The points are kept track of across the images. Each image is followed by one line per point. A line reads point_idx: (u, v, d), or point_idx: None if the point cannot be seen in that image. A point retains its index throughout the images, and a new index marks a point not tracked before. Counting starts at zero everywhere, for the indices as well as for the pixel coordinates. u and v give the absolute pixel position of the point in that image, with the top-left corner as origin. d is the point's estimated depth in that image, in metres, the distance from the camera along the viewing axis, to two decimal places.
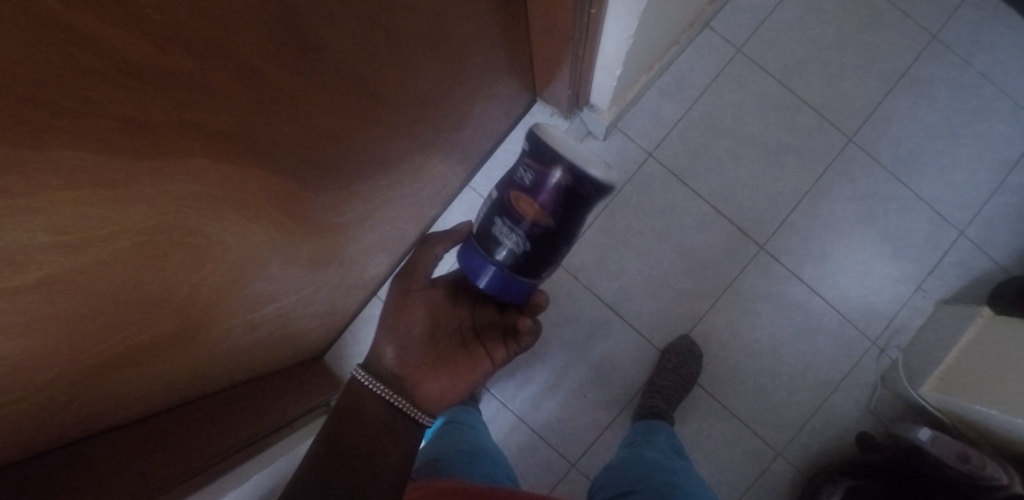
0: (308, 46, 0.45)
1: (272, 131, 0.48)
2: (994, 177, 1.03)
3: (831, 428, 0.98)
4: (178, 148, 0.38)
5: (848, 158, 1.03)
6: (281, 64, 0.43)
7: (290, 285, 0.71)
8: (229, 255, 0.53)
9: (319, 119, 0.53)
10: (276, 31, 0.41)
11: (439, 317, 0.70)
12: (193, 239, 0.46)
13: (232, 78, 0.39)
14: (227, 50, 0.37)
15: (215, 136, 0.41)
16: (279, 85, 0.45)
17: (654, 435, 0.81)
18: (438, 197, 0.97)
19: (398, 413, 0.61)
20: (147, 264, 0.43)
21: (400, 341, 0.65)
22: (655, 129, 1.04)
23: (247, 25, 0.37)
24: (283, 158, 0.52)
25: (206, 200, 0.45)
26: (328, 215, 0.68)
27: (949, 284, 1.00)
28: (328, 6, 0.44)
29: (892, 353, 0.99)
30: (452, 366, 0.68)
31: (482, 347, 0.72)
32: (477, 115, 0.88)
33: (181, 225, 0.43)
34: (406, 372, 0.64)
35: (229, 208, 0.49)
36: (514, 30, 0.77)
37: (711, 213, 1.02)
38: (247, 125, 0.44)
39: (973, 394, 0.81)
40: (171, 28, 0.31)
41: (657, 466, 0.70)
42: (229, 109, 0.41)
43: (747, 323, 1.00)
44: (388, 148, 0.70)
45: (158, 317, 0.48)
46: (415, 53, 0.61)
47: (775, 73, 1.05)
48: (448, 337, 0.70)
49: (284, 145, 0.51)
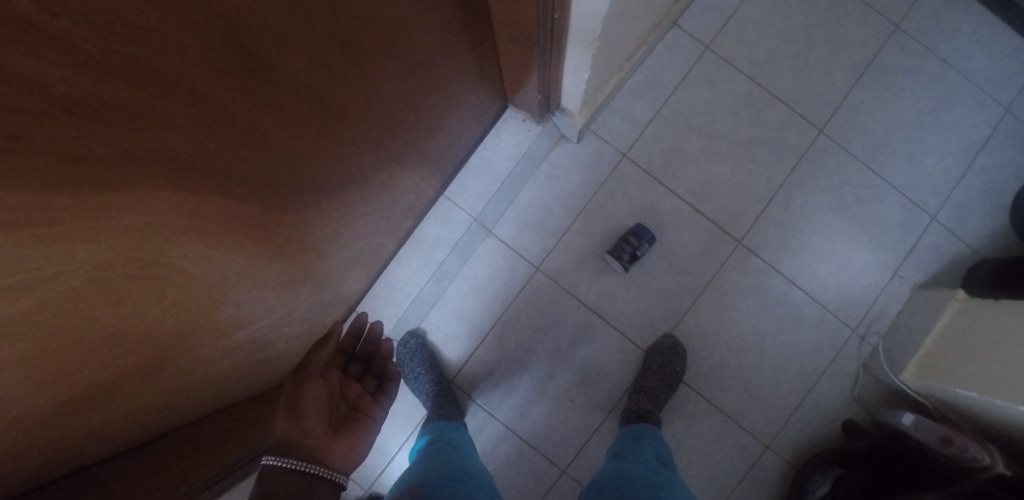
0: (260, 66, 0.44)
1: (228, 156, 0.47)
2: (963, 161, 1.05)
3: (817, 418, 0.99)
4: (124, 179, 0.36)
5: (820, 150, 1.04)
6: (230, 88, 0.42)
7: (259, 308, 0.68)
8: (190, 282, 0.52)
9: (277, 140, 0.52)
10: (223, 55, 0.39)
11: (334, 394, 0.74)
12: (149, 269, 0.45)
13: (179, 105, 0.38)
14: (169, 76, 0.36)
15: (165, 166, 0.40)
16: (230, 110, 0.43)
17: (640, 445, 0.80)
18: (413, 208, 0.95)
19: (314, 478, 0.60)
20: (100, 299, 0.41)
21: (298, 423, 0.66)
22: (628, 130, 1.04)
23: (190, 51, 0.36)
24: (241, 182, 0.51)
25: (161, 228, 0.43)
26: (296, 234, 0.66)
27: (923, 268, 1.02)
28: (277, 27, 0.43)
29: (872, 340, 1.01)
30: (352, 433, 0.72)
31: (370, 408, 0.78)
32: (448, 123, 0.87)
33: (134, 256, 0.42)
34: (315, 443, 0.65)
35: (188, 234, 0.47)
36: (479, 38, 0.76)
37: (687, 210, 1.02)
38: (199, 152, 0.42)
39: (952, 377, 0.82)
40: (107, 61, 0.30)
41: (643, 482, 0.68)
42: (179, 137, 0.39)
43: (729, 319, 1.01)
44: (357, 164, 0.69)
45: (122, 350, 0.46)
46: (375, 66, 0.59)
47: (743, 68, 1.06)
48: (338, 414, 0.73)
49: (244, 167, 0.50)
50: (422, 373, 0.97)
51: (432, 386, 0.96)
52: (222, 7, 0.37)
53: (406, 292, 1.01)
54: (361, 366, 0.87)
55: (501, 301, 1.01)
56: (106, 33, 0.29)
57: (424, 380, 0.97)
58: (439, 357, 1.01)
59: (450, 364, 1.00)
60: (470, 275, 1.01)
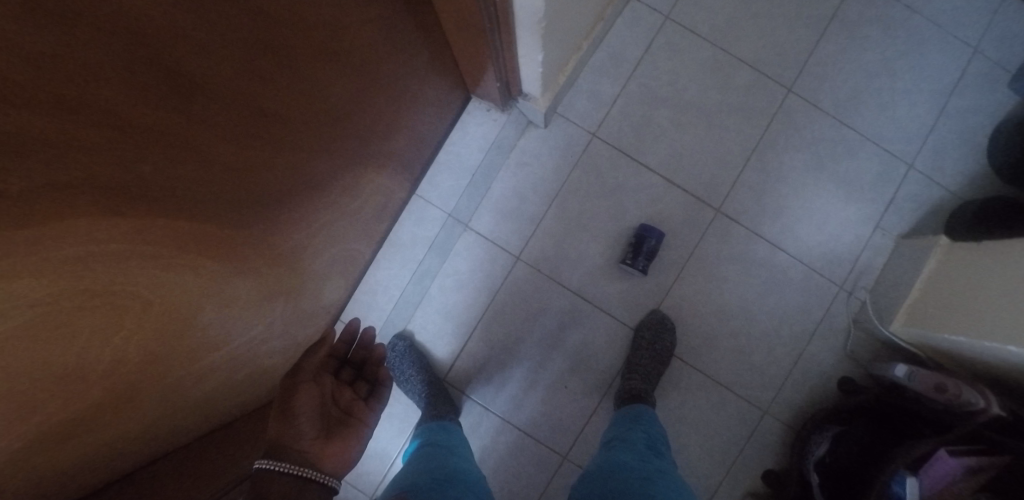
0: (186, 80, 0.43)
1: (168, 177, 0.45)
2: (935, 106, 1.04)
3: (813, 377, 0.98)
4: (56, 209, 0.35)
5: (790, 109, 1.03)
6: (157, 107, 0.41)
7: (234, 326, 0.67)
8: (152, 308, 0.51)
9: (219, 156, 0.50)
10: (141, 74, 0.38)
11: (326, 400, 0.73)
12: (103, 298, 0.44)
13: (105, 131, 0.37)
14: (87, 102, 0.34)
15: (99, 193, 0.38)
16: (162, 130, 0.42)
17: (630, 430, 0.79)
18: (385, 210, 0.94)
19: (307, 483, 0.59)
20: (55, 334, 0.40)
21: (292, 427, 0.64)
22: (595, 109, 1.02)
23: (104, 73, 0.35)
24: (187, 202, 0.49)
25: (106, 255, 0.42)
26: (257, 249, 0.65)
27: (905, 217, 1.01)
28: (194, 38, 0.42)
29: (860, 294, 1.00)
30: (344, 437, 0.70)
31: (360, 415, 0.76)
32: (409, 119, 0.85)
33: (82, 286, 0.41)
34: (307, 445, 0.64)
35: (137, 258, 0.46)
36: (426, 29, 0.75)
37: (663, 184, 1.01)
38: (134, 176, 0.41)
39: (940, 324, 0.82)
40: (16, 91, 0.29)
41: (631, 475, 0.67)
42: (110, 161, 0.38)
43: (715, 289, 1.00)
44: (316, 172, 0.68)
45: (87, 384, 0.45)
46: (314, 69, 0.58)
47: (706, 34, 1.04)
48: (331, 418, 0.72)
49: (189, 186, 0.48)
50: (413, 374, 0.96)
51: (424, 386, 0.95)
52: (128, 22, 0.35)
53: (389, 295, 1.01)
54: (354, 371, 0.86)
55: (485, 295, 1.00)
56: (12, 63, 0.28)
57: (416, 381, 0.96)
58: (429, 356, 1.00)
59: (441, 362, 1.00)
60: (451, 271, 1.01)
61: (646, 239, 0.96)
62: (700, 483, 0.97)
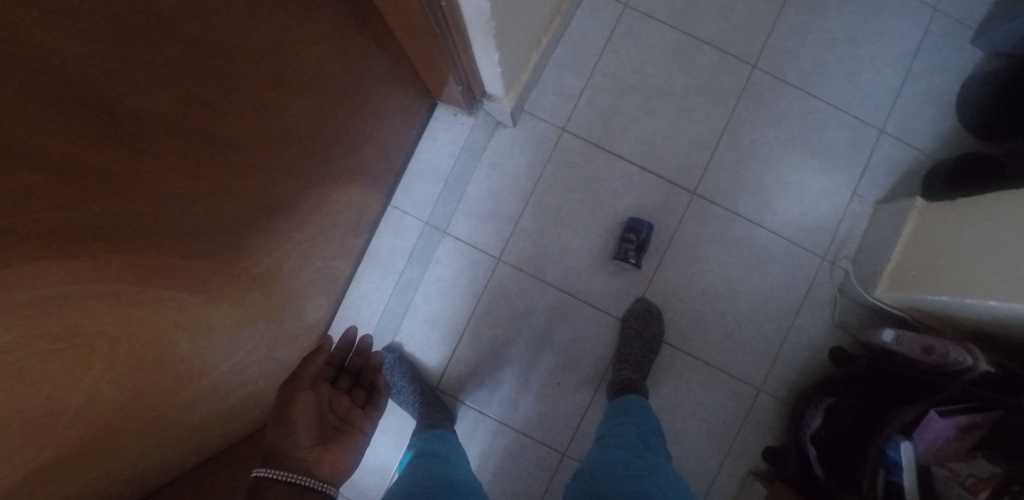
0: (124, 115, 0.40)
1: (122, 214, 0.44)
2: (901, 69, 1.04)
3: (804, 350, 0.98)
4: (17, 260, 0.35)
5: (757, 85, 1.03)
6: (110, 148, 0.40)
7: (215, 354, 0.67)
8: (122, 346, 0.50)
9: (175, 187, 0.49)
10: (92, 117, 0.38)
11: (323, 409, 0.72)
12: (66, 340, 0.43)
13: (56, 177, 0.36)
14: (41, 153, 0.34)
15: (54, 239, 0.38)
16: (115, 169, 0.41)
17: (621, 426, 0.79)
18: (360, 224, 0.94)
19: (306, 490, 0.58)
20: (22, 384, 0.39)
21: (289, 437, 0.64)
22: (562, 103, 1.02)
23: (55, 121, 0.34)
24: (145, 236, 0.48)
25: (63, 298, 0.41)
26: (224, 276, 0.64)
27: (880, 183, 1.01)
28: (143, 75, 0.41)
29: (843, 264, 1.00)
30: (342, 445, 0.69)
31: (356, 424, 0.75)
32: (374, 131, 0.85)
33: (45, 331, 0.40)
34: (304, 454, 0.63)
35: (96, 298, 0.45)
36: (379, 37, 0.75)
37: (637, 172, 1.01)
38: (87, 217, 0.40)
39: (921, 286, 0.82)
40: None
41: (624, 472, 0.67)
42: (61, 206, 0.37)
43: (699, 271, 1.00)
44: (277, 193, 0.67)
45: (61, 427, 0.45)
46: (266, 92, 0.57)
47: (666, 19, 1.04)
48: (327, 426, 0.71)
49: (146, 221, 0.48)
50: (404, 385, 0.96)
51: (416, 396, 0.94)
52: (79, 69, 0.35)
53: (374, 308, 1.00)
54: (351, 379, 0.86)
55: (470, 299, 1.00)
56: None
57: (409, 392, 0.95)
58: (419, 365, 1.00)
59: (431, 371, 0.99)
60: (433, 279, 1.00)
61: (638, 233, 0.96)
62: (700, 466, 0.97)
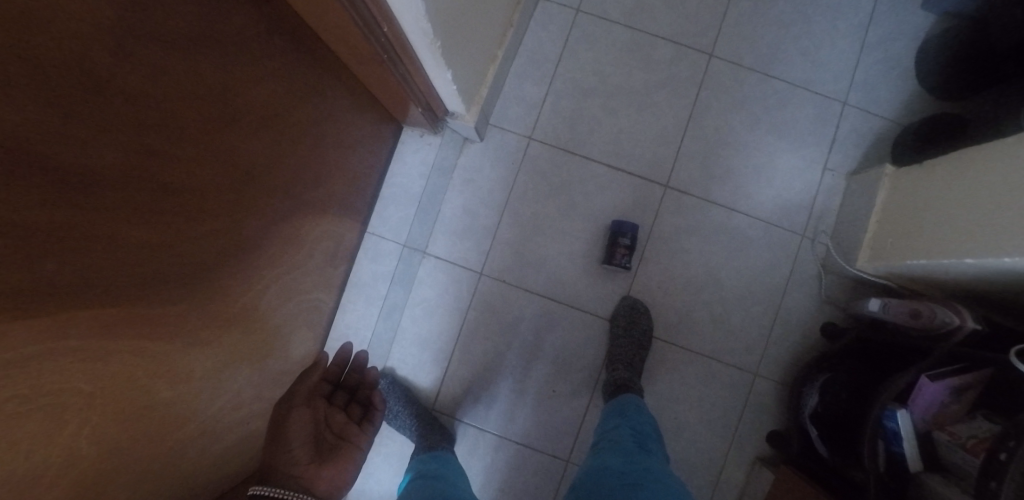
0: (83, 174, 0.41)
1: (84, 268, 0.45)
2: (856, 41, 1.05)
3: (795, 330, 0.98)
4: None
5: (716, 73, 1.04)
6: (69, 204, 0.41)
7: (199, 399, 0.67)
8: (100, 400, 0.50)
9: (138, 236, 0.50)
10: (54, 178, 0.38)
11: (320, 427, 0.72)
12: (40, 399, 0.43)
13: (17, 239, 0.37)
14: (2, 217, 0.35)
15: (16, 299, 0.38)
16: (74, 224, 0.42)
17: (615, 430, 0.79)
18: (337, 254, 0.95)
19: None
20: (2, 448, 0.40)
21: (286, 451, 0.65)
22: (527, 113, 1.03)
23: (19, 187, 0.35)
24: (110, 287, 0.48)
25: (30, 357, 0.41)
26: (201, 320, 0.64)
27: (849, 155, 1.02)
28: (104, 131, 0.42)
29: (823, 239, 1.00)
30: (339, 460, 0.70)
31: (352, 439, 0.76)
32: (339, 160, 0.86)
33: (19, 391, 0.41)
34: (299, 471, 0.63)
35: (68, 355, 0.45)
36: (331, 68, 0.76)
37: (608, 172, 1.02)
38: (48, 275, 0.41)
39: (899, 251, 0.82)
40: None
41: (617, 481, 0.66)
42: (22, 266, 0.38)
43: (680, 262, 1.00)
44: (243, 233, 0.67)
45: (43, 489, 0.45)
46: (226, 133, 0.58)
47: (619, 19, 1.05)
48: (324, 442, 0.71)
49: (110, 273, 0.48)
50: (400, 410, 0.95)
51: (413, 419, 0.94)
52: (41, 135, 0.36)
53: (362, 335, 1.01)
54: (348, 395, 0.87)
55: (457, 316, 1.00)
56: None
57: (405, 416, 0.95)
58: (413, 388, 0.99)
59: (426, 392, 0.99)
60: (418, 300, 1.01)
61: (625, 235, 0.96)
62: (705, 458, 0.96)
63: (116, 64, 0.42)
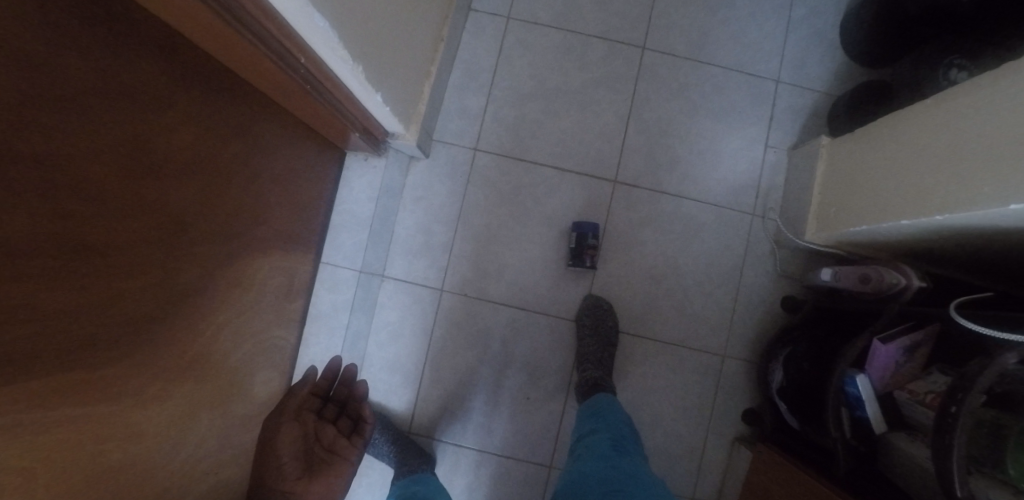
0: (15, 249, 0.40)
1: (30, 344, 0.44)
2: (780, 20, 1.08)
3: (756, 307, 1.00)
4: None
5: (650, 65, 1.06)
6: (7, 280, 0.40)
7: (163, 455, 0.64)
8: (60, 471, 0.49)
9: (73, 303, 0.48)
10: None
11: (309, 444, 0.71)
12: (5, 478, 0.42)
13: None
14: None
15: None
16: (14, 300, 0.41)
17: (593, 436, 0.77)
18: (292, 288, 0.94)
19: None
20: None
21: (274, 468, 0.64)
22: (469, 125, 1.04)
23: None
24: (55, 357, 0.47)
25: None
26: (154, 378, 0.62)
27: (788, 130, 1.05)
28: (27, 204, 0.41)
29: (772, 216, 1.02)
30: (330, 476, 0.69)
31: (341, 454, 0.74)
32: (279, 194, 0.85)
33: None
34: (288, 487, 0.62)
35: (27, 431, 0.44)
36: (256, 103, 0.75)
37: (556, 173, 1.02)
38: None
39: (842, 220, 0.84)
40: None
41: (600, 489, 0.65)
42: None
43: (637, 254, 1.01)
44: (185, 281, 0.66)
45: None
46: (155, 184, 0.57)
47: (549, 22, 1.06)
48: (314, 458, 0.71)
49: (53, 344, 0.47)
50: (376, 437, 0.93)
51: (390, 445, 0.92)
52: None
53: None
54: (337, 409, 0.86)
55: (423, 336, 0.99)
56: None
57: (382, 442, 0.93)
58: (387, 413, 0.98)
59: (401, 416, 0.98)
60: (382, 324, 1.01)
61: (585, 236, 0.97)
62: (685, 444, 0.97)
63: (26, 130, 0.40)
